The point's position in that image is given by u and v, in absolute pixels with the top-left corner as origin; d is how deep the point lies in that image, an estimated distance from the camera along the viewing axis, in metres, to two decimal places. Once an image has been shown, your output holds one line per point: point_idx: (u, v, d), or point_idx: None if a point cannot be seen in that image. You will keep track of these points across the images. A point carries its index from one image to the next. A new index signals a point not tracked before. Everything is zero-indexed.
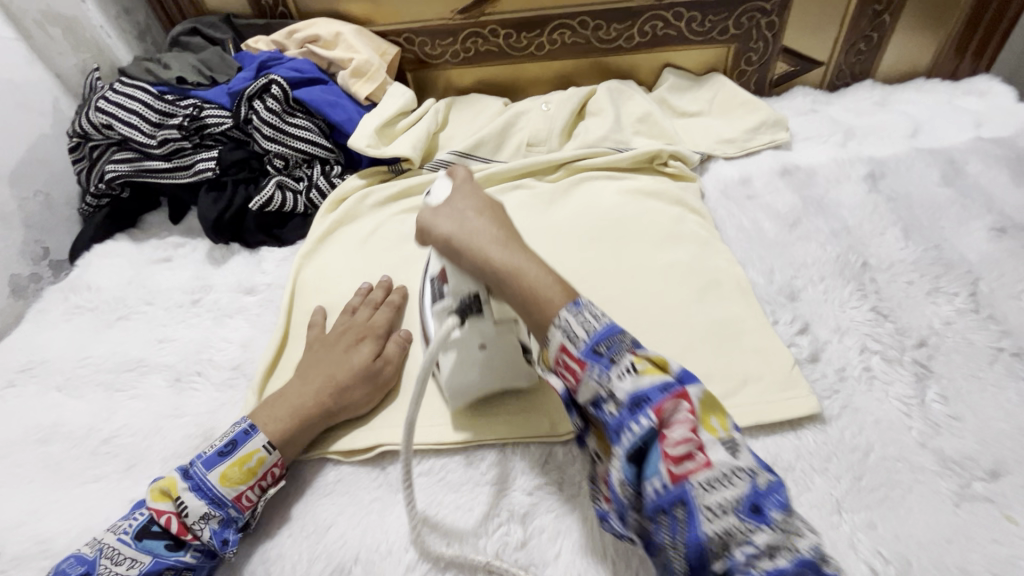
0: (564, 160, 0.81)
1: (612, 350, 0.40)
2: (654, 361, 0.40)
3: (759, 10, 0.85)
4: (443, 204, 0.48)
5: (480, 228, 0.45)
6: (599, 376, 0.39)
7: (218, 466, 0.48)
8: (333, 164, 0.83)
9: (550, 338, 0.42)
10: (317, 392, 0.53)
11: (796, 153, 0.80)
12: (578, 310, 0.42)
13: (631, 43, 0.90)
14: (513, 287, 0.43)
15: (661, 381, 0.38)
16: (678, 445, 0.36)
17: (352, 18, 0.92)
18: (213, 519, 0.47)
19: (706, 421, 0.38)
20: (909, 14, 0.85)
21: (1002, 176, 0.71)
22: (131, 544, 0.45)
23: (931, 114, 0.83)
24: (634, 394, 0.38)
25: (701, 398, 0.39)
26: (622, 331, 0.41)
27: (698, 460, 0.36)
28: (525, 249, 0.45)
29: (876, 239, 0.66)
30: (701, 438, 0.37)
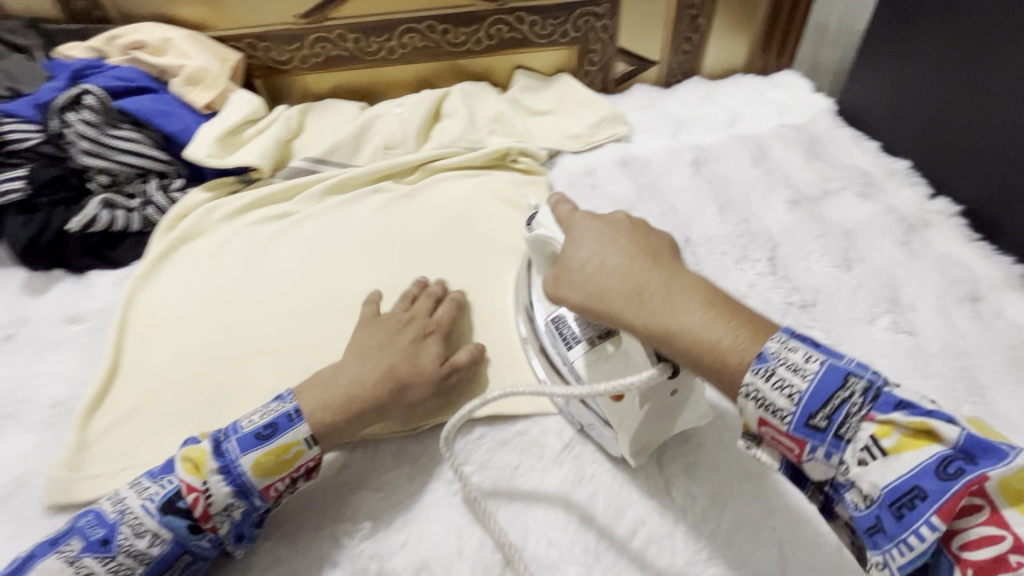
0: (419, 161, 0.82)
1: (842, 425, 0.34)
2: (913, 428, 0.33)
3: (593, 14, 0.92)
4: (562, 271, 0.47)
5: (612, 284, 0.44)
6: (829, 457, 0.35)
7: (253, 452, 0.45)
8: (173, 176, 0.78)
9: (742, 407, 0.38)
10: (375, 381, 0.51)
11: (635, 144, 0.88)
12: (766, 367, 0.36)
13: (480, 46, 0.94)
14: (677, 345, 0.40)
15: (932, 460, 0.32)
16: (983, 547, 0.31)
17: (184, 22, 0.87)
18: (236, 509, 0.45)
19: (1021, 502, 0.31)
20: (720, 17, 0.96)
21: (798, 156, 0.83)
22: (154, 516, 0.43)
23: (745, 105, 0.95)
24: (898, 491, 0.32)
25: (1007, 477, 0.31)
26: (844, 383, 0.35)
27: (1017, 564, 0.30)
28: (676, 298, 0.41)
29: (698, 217, 0.73)
30: (1019, 534, 0.30)
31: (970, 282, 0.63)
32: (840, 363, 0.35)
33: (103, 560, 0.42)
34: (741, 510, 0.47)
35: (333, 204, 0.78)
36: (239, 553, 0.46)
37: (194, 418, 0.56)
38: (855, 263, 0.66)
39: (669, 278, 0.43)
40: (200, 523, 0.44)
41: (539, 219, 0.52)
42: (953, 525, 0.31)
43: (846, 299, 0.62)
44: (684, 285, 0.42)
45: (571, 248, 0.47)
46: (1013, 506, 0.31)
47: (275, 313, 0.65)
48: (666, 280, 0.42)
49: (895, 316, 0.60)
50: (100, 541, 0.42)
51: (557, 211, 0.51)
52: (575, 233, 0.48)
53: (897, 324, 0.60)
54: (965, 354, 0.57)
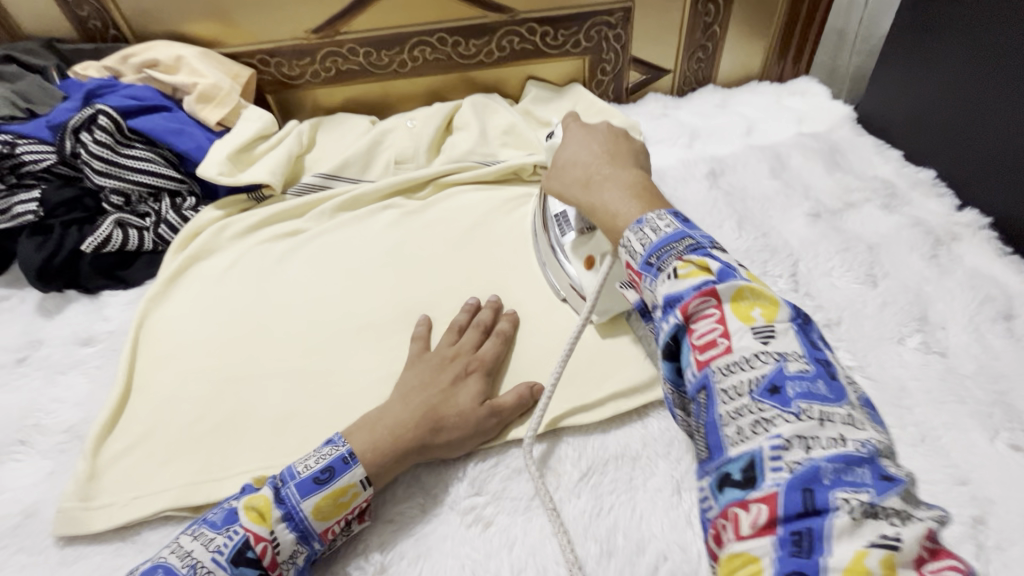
0: (431, 177, 0.81)
1: (662, 259, 0.39)
2: (700, 263, 0.38)
3: (605, 23, 0.90)
4: (550, 164, 0.58)
5: (574, 175, 0.54)
6: (650, 286, 0.39)
7: (315, 497, 0.45)
8: (186, 195, 0.78)
9: (619, 256, 0.44)
10: (416, 421, 0.50)
11: (649, 156, 0.86)
12: (640, 228, 0.42)
13: (491, 58, 0.93)
14: (599, 216, 0.49)
15: (701, 282, 0.36)
16: (702, 334, 0.35)
17: (197, 39, 0.87)
18: (299, 554, 0.45)
19: (744, 306, 0.36)
20: (736, 24, 0.94)
21: (818, 166, 0.80)
22: (225, 569, 0.41)
23: (763, 114, 0.93)
24: (669, 295, 0.37)
25: (741, 291, 0.36)
26: (680, 239, 0.40)
27: (721, 346, 0.35)
28: (608, 183, 0.50)
29: (715, 232, 0.72)
30: (730, 325, 0.35)
31: (1004, 299, 0.60)
32: (688, 231, 0.40)
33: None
34: None
35: (344, 221, 0.77)
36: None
37: (204, 445, 0.56)
38: (881, 280, 0.64)
39: (613, 172, 0.51)
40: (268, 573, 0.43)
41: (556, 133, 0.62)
42: (691, 320, 0.36)
43: (871, 318, 0.60)
44: (620, 176, 0.50)
45: (559, 150, 0.57)
46: (733, 307, 0.36)
47: (285, 334, 0.64)
48: (607, 173, 0.51)
49: (924, 336, 0.58)
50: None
51: (563, 121, 0.61)
52: (566, 139, 0.58)
53: (927, 344, 0.58)
54: (1000, 376, 0.54)
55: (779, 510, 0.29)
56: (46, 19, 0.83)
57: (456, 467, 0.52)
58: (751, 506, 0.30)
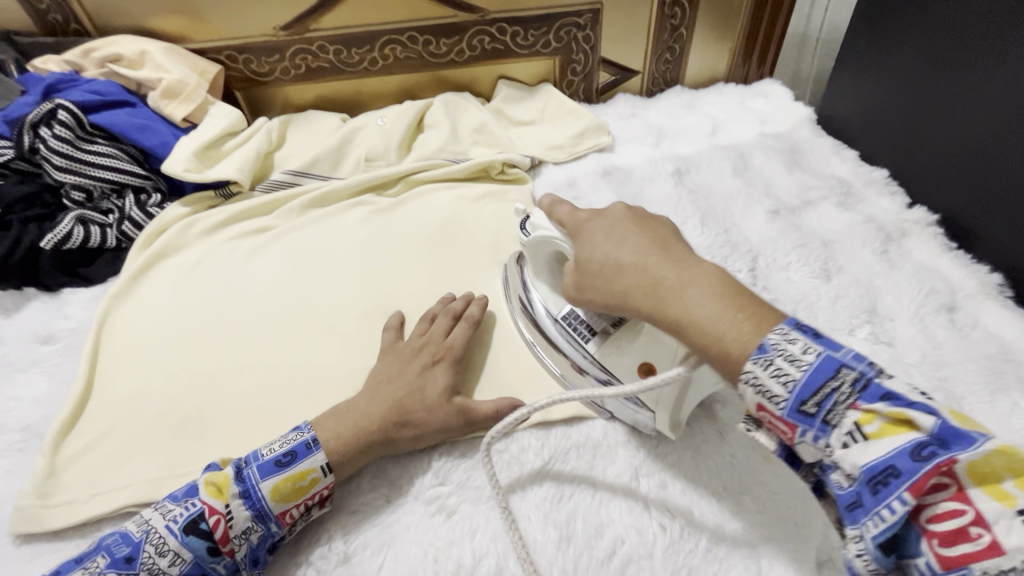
0: (401, 174, 0.82)
1: (826, 409, 0.33)
2: (893, 417, 0.32)
3: (575, 24, 0.92)
4: (580, 274, 0.49)
5: (629, 281, 0.44)
6: (821, 443, 0.34)
7: (273, 477, 0.46)
8: (150, 192, 0.77)
9: (740, 394, 0.37)
10: (382, 413, 0.51)
11: (617, 154, 0.88)
12: (767, 356, 0.35)
13: (462, 57, 0.94)
14: (688, 335, 0.39)
15: (908, 445, 0.30)
16: (943, 523, 0.30)
17: (162, 34, 0.86)
18: (254, 533, 0.45)
19: (989, 485, 0.29)
20: (702, 27, 0.96)
21: (779, 165, 0.83)
22: (177, 536, 0.43)
23: (728, 114, 0.95)
24: (873, 469, 0.31)
25: (977, 459, 0.29)
26: (837, 374, 0.34)
27: (976, 538, 0.29)
28: (685, 292, 0.41)
29: (680, 229, 0.74)
30: (982, 511, 0.29)
31: (947, 291, 0.64)
32: (837, 357, 0.34)
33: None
34: (721, 528, 0.47)
35: (313, 218, 0.77)
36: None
37: (167, 442, 0.55)
38: (834, 274, 0.66)
39: (681, 270, 0.42)
40: (219, 547, 0.44)
41: (533, 219, 0.54)
42: (922, 501, 0.30)
43: (824, 310, 0.63)
44: (693, 278, 0.41)
45: (585, 251, 0.48)
46: (976, 484, 0.29)
47: (252, 330, 0.64)
48: (676, 275, 0.42)
49: (873, 327, 0.61)
50: (124, 559, 0.42)
51: (554, 210, 0.52)
52: (588, 234, 0.48)
53: (876, 334, 0.60)
54: (942, 364, 0.57)
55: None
56: (3, 11, 0.81)
57: (421, 460, 0.53)
58: None
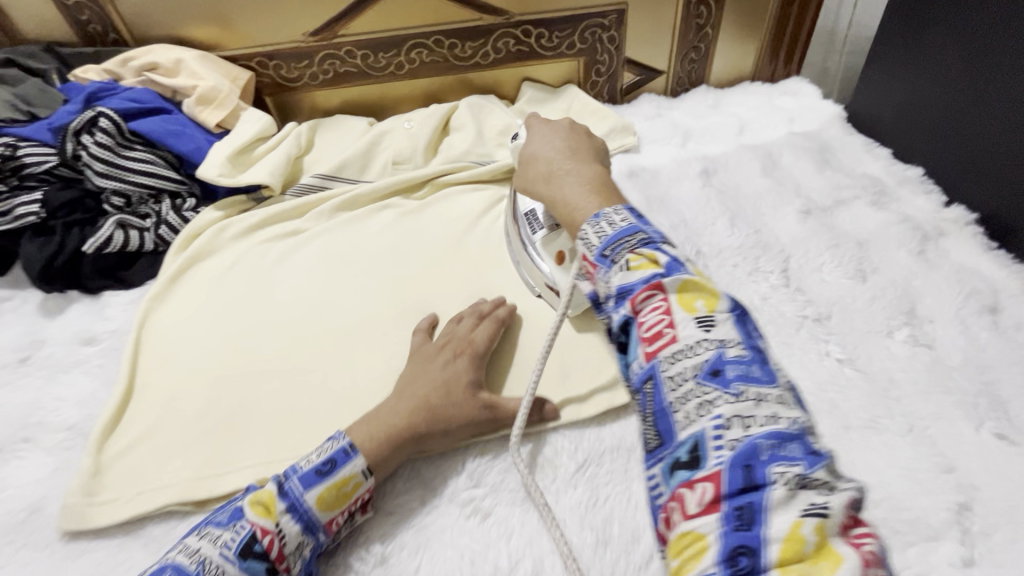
0: (428, 177, 0.83)
1: (616, 252, 0.42)
2: (649, 257, 0.41)
3: (599, 25, 0.92)
4: (516, 160, 0.64)
5: (538, 170, 0.60)
6: (604, 277, 0.42)
7: (318, 487, 0.46)
8: (186, 198, 0.79)
9: (576, 249, 0.47)
10: (410, 411, 0.51)
11: (644, 155, 0.88)
12: (598, 222, 0.46)
13: (487, 60, 0.94)
14: (559, 208, 0.56)
15: (649, 274, 0.39)
16: (650, 326, 0.38)
17: (196, 43, 0.88)
18: (306, 546, 0.45)
19: (688, 300, 0.38)
20: (728, 25, 0.95)
21: (809, 164, 0.82)
22: (234, 563, 0.42)
23: (755, 113, 0.94)
24: (621, 287, 0.40)
25: (687, 284, 0.39)
26: (633, 234, 0.43)
27: (667, 335, 0.37)
28: (569, 180, 0.56)
29: (708, 229, 0.73)
30: (673, 313, 0.38)
31: (990, 292, 0.62)
32: (641, 226, 0.44)
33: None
34: None
35: (343, 221, 0.78)
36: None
37: (206, 442, 0.56)
38: (870, 274, 0.65)
39: (575, 169, 0.57)
40: (276, 565, 0.43)
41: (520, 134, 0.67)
42: (640, 310, 0.39)
43: (860, 311, 0.62)
44: (581, 174, 0.56)
45: (524, 145, 0.64)
46: (678, 299, 0.38)
47: (286, 332, 0.65)
48: (570, 170, 0.57)
49: (912, 329, 0.59)
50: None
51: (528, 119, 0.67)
52: (531, 137, 0.64)
53: (915, 337, 0.59)
54: (986, 367, 0.56)
55: (721, 486, 0.31)
56: (48, 24, 0.84)
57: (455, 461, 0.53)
58: (696, 487, 0.32)
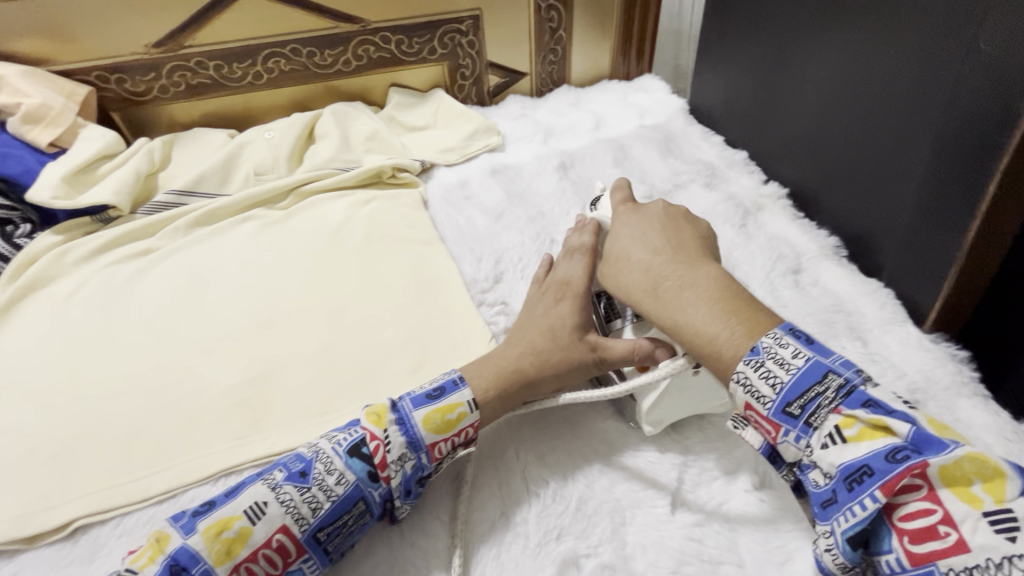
0: (292, 186, 0.82)
1: (809, 409, 0.39)
2: (872, 421, 0.36)
3: (457, 31, 0.95)
4: (609, 260, 0.55)
5: (636, 276, 0.51)
6: (799, 439, 0.39)
7: (426, 408, 0.48)
8: (18, 223, 0.74)
9: (732, 396, 0.42)
10: (518, 356, 0.53)
11: (508, 153, 0.92)
12: (757, 360, 0.40)
13: (349, 67, 0.95)
14: (680, 331, 0.45)
15: (882, 446, 0.35)
16: (913, 518, 0.34)
17: (21, 57, 0.82)
18: (407, 462, 0.47)
19: (965, 489, 0.33)
20: (579, 27, 1.02)
21: (654, 154, 0.90)
22: (342, 458, 0.46)
23: (610, 110, 1.02)
24: (848, 467, 0.36)
25: (949, 464, 0.34)
26: (823, 377, 0.39)
27: (945, 539, 0.33)
28: (687, 292, 0.46)
29: (563, 219, 0.78)
30: (950, 511, 0.33)
31: (793, 256, 0.72)
32: (824, 362, 0.40)
33: (298, 490, 0.44)
34: (590, 486, 0.51)
35: (200, 236, 0.76)
36: (404, 508, 0.48)
37: (40, 477, 0.52)
38: None
39: (687, 275, 0.48)
40: (378, 472, 0.46)
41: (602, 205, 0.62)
42: (894, 498, 0.35)
43: None
44: (693, 282, 0.47)
45: (613, 244, 0.55)
46: (952, 489, 0.33)
47: (133, 353, 0.63)
48: (682, 276, 0.48)
49: None
50: (299, 474, 0.45)
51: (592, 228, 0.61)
52: (617, 230, 0.57)
53: None
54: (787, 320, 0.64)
55: None
56: None
57: None
58: None
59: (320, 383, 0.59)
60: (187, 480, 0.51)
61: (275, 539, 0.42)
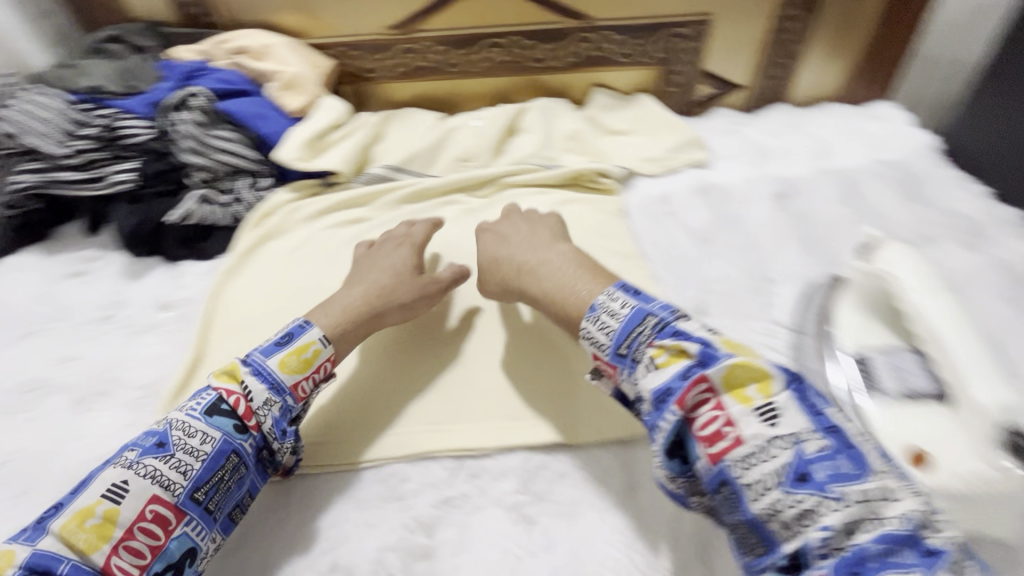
0: (494, 176, 0.83)
1: (633, 348, 0.47)
2: (675, 349, 0.44)
3: (680, 35, 0.90)
4: (496, 248, 0.63)
5: (505, 272, 0.60)
6: (629, 375, 0.47)
7: (279, 353, 0.51)
8: (261, 176, 0.82)
9: (585, 346, 0.51)
10: (364, 294, 0.59)
11: (714, 171, 0.85)
12: (595, 314, 0.50)
13: (561, 63, 0.94)
14: (546, 304, 0.56)
15: (681, 369, 0.43)
16: (706, 426, 0.42)
17: (285, 29, 0.92)
18: (274, 405, 0.50)
19: (737, 390, 0.42)
20: (819, 41, 0.91)
21: (892, 197, 0.77)
22: (200, 420, 0.47)
23: (836, 136, 0.90)
24: (658, 390, 0.43)
25: (729, 372, 0.42)
26: (642, 321, 0.47)
27: (728, 437, 0.41)
28: (544, 266, 0.58)
29: (779, 254, 0.70)
30: (730, 412, 0.41)
31: None
32: (645, 308, 0.48)
33: (159, 460, 0.44)
34: None
35: (407, 213, 0.80)
36: (284, 449, 0.50)
37: None
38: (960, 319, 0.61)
39: (540, 258, 0.58)
40: (244, 422, 0.48)
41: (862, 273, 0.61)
42: (691, 412, 0.42)
43: None
44: (548, 257, 0.58)
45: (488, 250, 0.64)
46: (730, 394, 0.42)
47: None
48: (538, 260, 0.58)
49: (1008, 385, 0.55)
50: (155, 446, 0.45)
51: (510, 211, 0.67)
52: (502, 228, 0.65)
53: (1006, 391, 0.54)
54: None
55: None
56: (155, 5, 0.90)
57: (504, 462, 0.53)
58: None
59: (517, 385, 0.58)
60: (388, 451, 0.53)
61: (149, 509, 0.43)
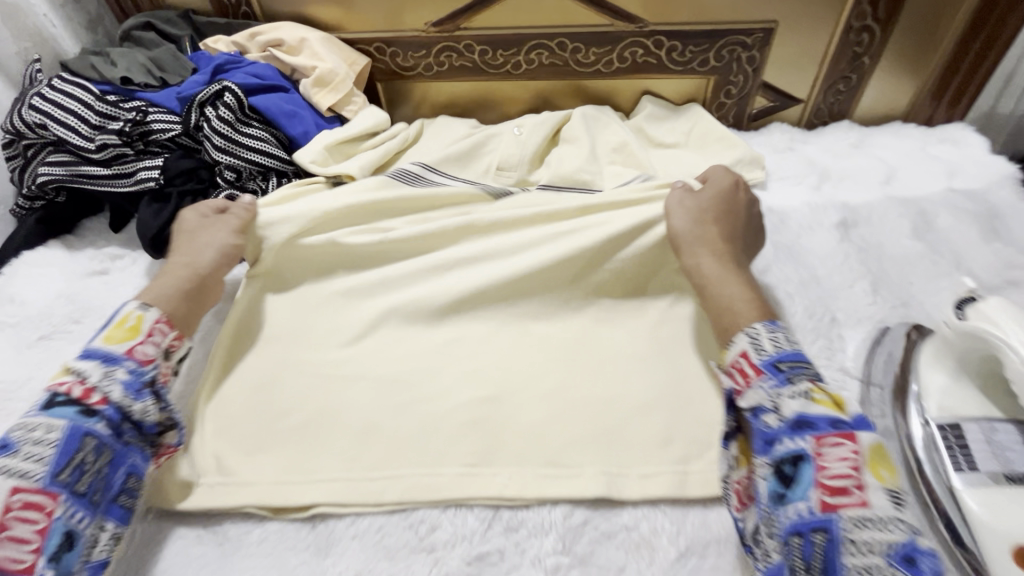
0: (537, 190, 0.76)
1: (793, 372, 0.44)
2: (832, 399, 0.43)
3: (740, 44, 0.83)
4: (697, 212, 0.60)
5: (701, 235, 0.58)
6: (771, 388, 0.43)
7: (102, 334, 0.50)
8: (291, 176, 0.78)
9: (734, 342, 0.48)
10: (179, 270, 0.58)
11: (770, 193, 0.79)
12: (772, 330, 0.47)
13: (610, 68, 0.88)
14: (707, 280, 0.55)
15: (833, 416, 0.41)
16: (836, 478, 0.39)
17: (319, 22, 0.87)
18: (116, 372, 0.47)
19: (876, 466, 0.39)
20: (891, 56, 0.84)
21: (972, 233, 0.70)
22: (40, 415, 0.44)
23: (905, 160, 0.83)
24: (800, 416, 0.41)
25: (875, 445, 0.40)
26: (806, 362, 0.45)
27: (854, 496, 0.38)
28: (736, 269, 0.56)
29: (845, 292, 0.64)
30: (862, 477, 0.39)
31: None
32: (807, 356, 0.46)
33: (7, 458, 0.42)
34: None
35: None
36: (150, 408, 0.48)
37: (288, 443, 0.53)
38: None
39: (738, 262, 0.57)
40: (88, 403, 0.45)
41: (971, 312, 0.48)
42: (823, 451, 0.40)
43: None
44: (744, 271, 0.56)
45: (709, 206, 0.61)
46: (869, 467, 0.39)
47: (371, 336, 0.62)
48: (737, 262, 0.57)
49: None
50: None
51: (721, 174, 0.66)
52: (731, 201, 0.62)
53: None
54: None
55: None
56: None
57: (543, 516, 0.49)
58: None
59: (557, 428, 0.53)
60: (416, 495, 0.50)
61: (15, 500, 0.40)
